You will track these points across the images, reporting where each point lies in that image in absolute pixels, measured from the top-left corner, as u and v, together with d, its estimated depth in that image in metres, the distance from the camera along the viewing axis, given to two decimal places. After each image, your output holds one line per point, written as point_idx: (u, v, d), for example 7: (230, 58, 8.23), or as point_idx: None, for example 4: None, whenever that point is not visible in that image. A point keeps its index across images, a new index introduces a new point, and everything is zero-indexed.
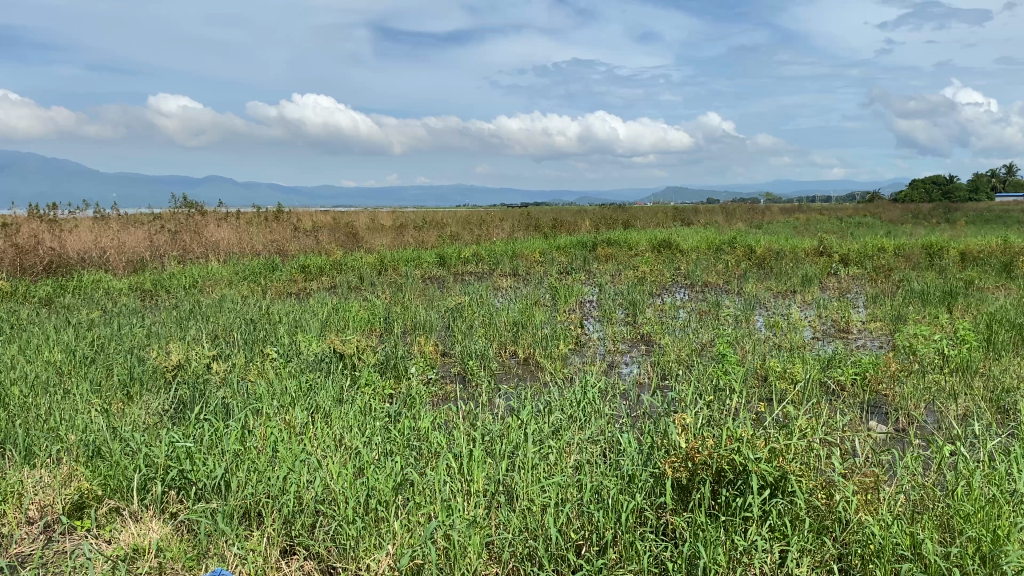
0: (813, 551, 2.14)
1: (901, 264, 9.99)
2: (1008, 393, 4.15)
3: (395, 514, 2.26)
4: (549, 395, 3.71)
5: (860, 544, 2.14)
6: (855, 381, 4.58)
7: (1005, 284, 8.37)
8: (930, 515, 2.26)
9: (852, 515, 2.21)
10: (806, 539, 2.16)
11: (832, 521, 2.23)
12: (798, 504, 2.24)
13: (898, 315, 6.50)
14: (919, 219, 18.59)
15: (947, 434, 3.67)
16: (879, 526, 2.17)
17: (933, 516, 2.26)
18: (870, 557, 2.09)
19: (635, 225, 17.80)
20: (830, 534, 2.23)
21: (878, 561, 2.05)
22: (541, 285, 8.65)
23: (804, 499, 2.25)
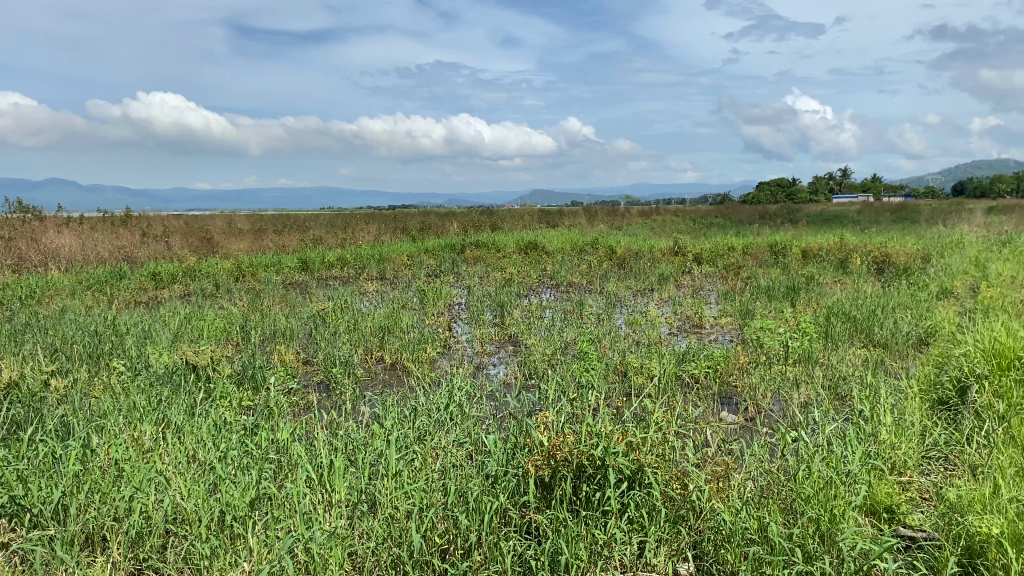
0: (668, 540, 2.24)
1: (749, 262, 10.59)
2: (843, 380, 4.48)
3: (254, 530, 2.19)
4: (415, 400, 3.68)
5: (713, 531, 2.23)
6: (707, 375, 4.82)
7: (841, 280, 9.01)
8: (775, 499, 2.41)
9: (705, 503, 2.32)
10: (662, 529, 2.25)
11: (686, 510, 2.33)
12: (654, 496, 2.32)
13: (747, 311, 6.87)
14: (766, 220, 19.77)
15: (790, 421, 3.92)
16: (729, 512, 2.28)
17: (778, 499, 2.40)
18: (721, 543, 2.18)
19: (502, 227, 17.98)
20: (684, 523, 2.32)
21: (729, 546, 2.14)
22: (408, 288, 8.57)
23: (660, 490, 2.34)
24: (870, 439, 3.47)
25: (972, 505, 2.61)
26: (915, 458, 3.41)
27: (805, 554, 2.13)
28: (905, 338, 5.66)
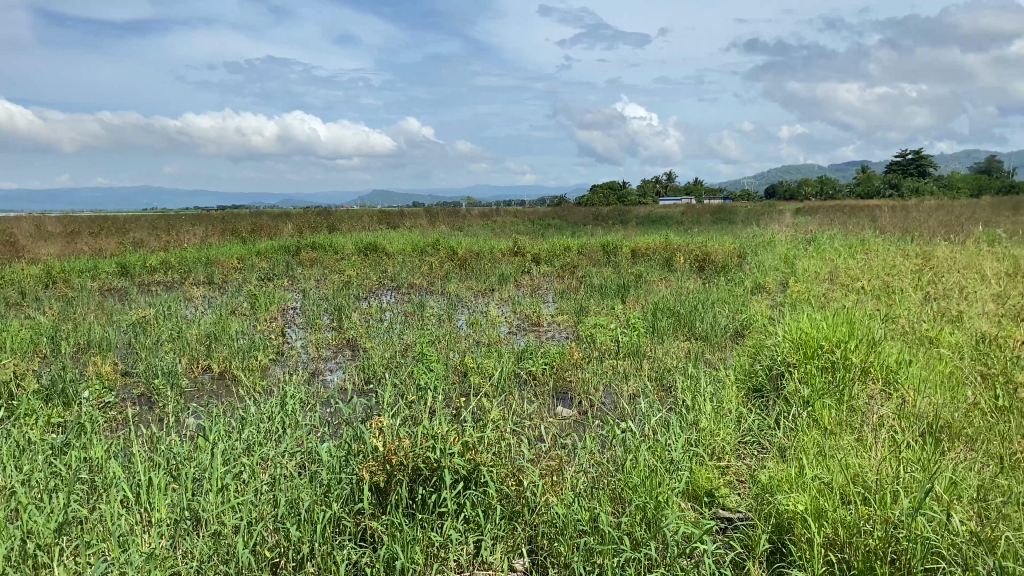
0: (504, 538, 2.25)
1: (584, 261, 10.93)
2: (668, 371, 4.72)
3: (60, 558, 2.00)
4: (244, 409, 3.53)
5: (547, 524, 2.27)
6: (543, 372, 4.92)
7: (668, 277, 9.48)
8: (605, 490, 2.52)
9: (539, 498, 2.37)
10: (498, 526, 2.26)
11: (521, 506, 2.36)
12: (489, 494, 2.34)
13: (581, 308, 7.08)
14: (600, 221, 20.52)
15: (619, 413, 4.08)
16: (561, 505, 2.34)
17: (608, 490, 2.51)
18: (555, 537, 2.22)
19: (340, 228, 17.61)
20: (519, 518, 2.35)
21: (562, 538, 2.19)
22: (239, 292, 8.21)
23: (495, 488, 2.36)
24: (692, 428, 3.66)
25: (779, 486, 2.82)
26: (731, 444, 3.63)
27: (634, 541, 2.22)
28: (724, 330, 6.04)
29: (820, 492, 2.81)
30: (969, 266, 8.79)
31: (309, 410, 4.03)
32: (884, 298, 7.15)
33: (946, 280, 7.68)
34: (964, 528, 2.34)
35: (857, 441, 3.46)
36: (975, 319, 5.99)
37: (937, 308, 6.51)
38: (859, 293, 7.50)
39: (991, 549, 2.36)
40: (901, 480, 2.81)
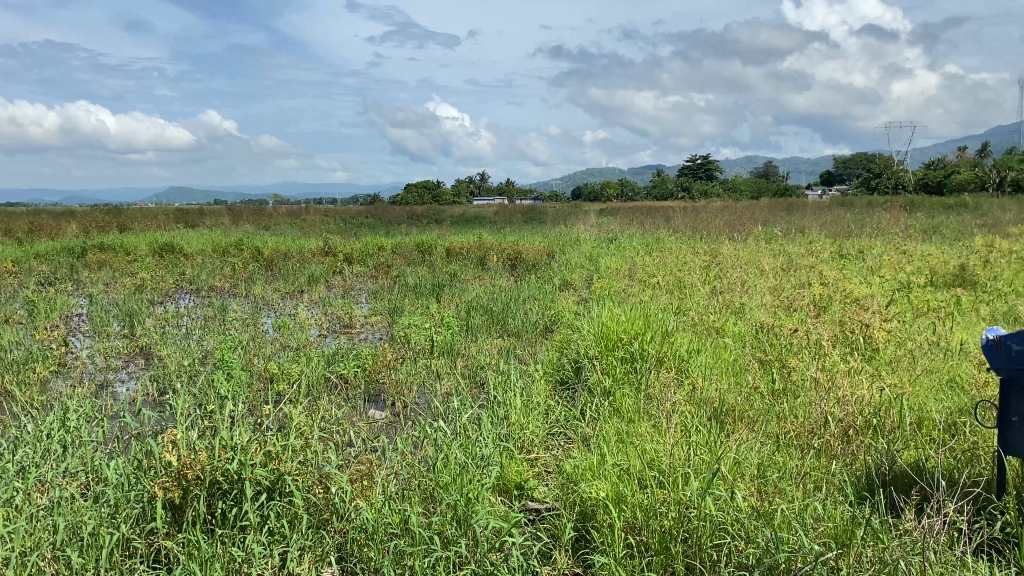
0: (313, 547, 2.15)
1: (398, 261, 10.85)
2: (480, 369, 4.78)
3: None
4: (16, 428, 3.18)
5: (357, 531, 2.21)
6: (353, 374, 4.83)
7: (481, 276, 9.61)
8: (416, 490, 2.55)
9: (348, 503, 2.30)
10: (305, 536, 2.16)
11: (329, 514, 2.29)
12: (295, 504, 2.24)
13: (394, 308, 7.02)
14: (413, 220, 20.48)
15: (432, 413, 4.08)
16: (372, 509, 2.29)
17: (419, 490, 2.56)
18: (365, 542, 2.16)
19: (133, 228, 16.40)
20: (327, 527, 2.28)
21: (372, 543, 2.14)
22: (14, 299, 7.42)
23: (301, 497, 2.27)
24: (501, 423, 3.71)
25: (584, 475, 2.95)
26: (539, 436, 3.72)
27: (444, 540, 2.22)
28: (534, 327, 6.21)
29: (621, 478, 2.94)
30: (751, 262, 9.59)
31: (94, 425, 3.70)
32: (679, 292, 7.63)
33: (731, 274, 8.33)
34: (745, 505, 2.53)
35: (654, 428, 3.66)
36: (756, 309, 6.54)
37: (724, 300, 7.04)
38: (656, 288, 7.96)
39: (768, 521, 2.58)
40: (691, 462, 3.00)
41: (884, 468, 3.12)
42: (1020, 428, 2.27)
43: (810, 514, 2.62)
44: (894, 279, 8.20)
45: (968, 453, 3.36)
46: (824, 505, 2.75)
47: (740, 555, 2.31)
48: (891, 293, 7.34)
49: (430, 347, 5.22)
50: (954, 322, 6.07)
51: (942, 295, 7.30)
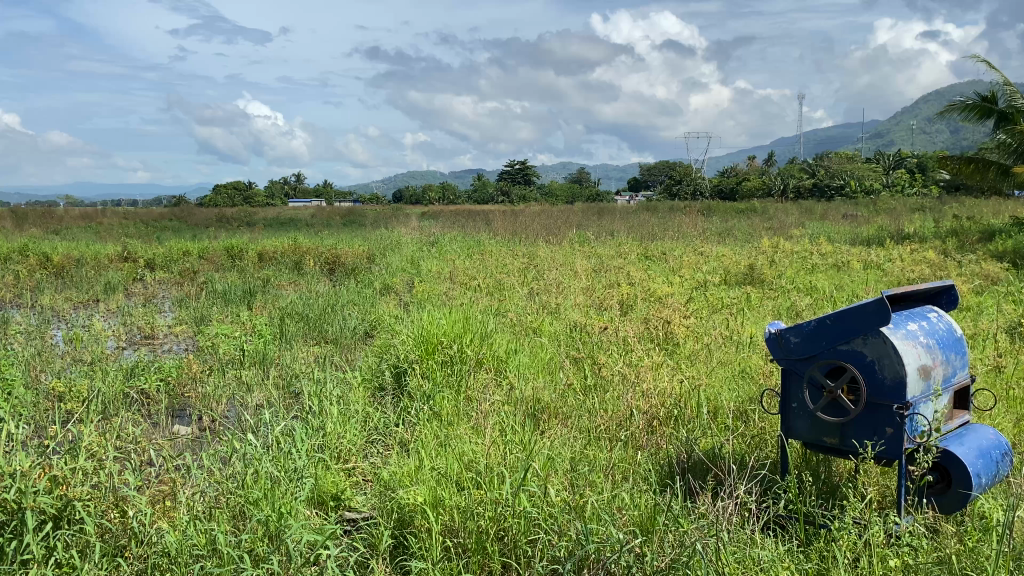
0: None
1: (205, 266, 10.31)
2: (297, 378, 4.64)
3: None
4: None
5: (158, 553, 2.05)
6: (156, 389, 4.52)
7: (296, 281, 9.32)
8: (223, 510, 2.42)
9: (148, 526, 2.13)
10: (99, 565, 1.98)
11: (127, 541, 2.11)
12: (86, 532, 2.06)
13: (201, 317, 6.66)
14: (224, 223, 19.56)
15: (242, 426, 3.90)
16: (175, 532, 2.14)
17: (227, 510, 2.42)
18: (167, 566, 2.02)
19: None
20: (125, 553, 2.10)
21: (176, 566, 2.00)
22: None
23: (93, 524, 2.08)
24: (316, 433, 3.60)
25: (401, 481, 2.92)
26: (357, 444, 3.65)
27: (255, 559, 2.13)
28: (352, 333, 6.10)
29: (438, 482, 2.94)
30: (565, 264, 9.93)
31: None
32: (497, 295, 7.76)
33: (546, 276, 8.58)
34: (558, 499, 2.61)
35: (472, 430, 3.69)
36: (569, 310, 6.78)
37: (540, 301, 7.23)
38: (475, 290, 8.05)
39: (579, 513, 2.67)
40: (506, 461, 3.06)
41: (683, 456, 3.33)
42: (799, 414, 2.52)
43: (618, 504, 2.75)
44: (693, 279, 8.76)
45: (756, 438, 3.65)
46: (630, 495, 2.89)
47: (552, 548, 2.37)
48: (692, 292, 7.83)
49: (241, 357, 5.00)
50: (745, 318, 6.58)
51: (735, 292, 7.89)
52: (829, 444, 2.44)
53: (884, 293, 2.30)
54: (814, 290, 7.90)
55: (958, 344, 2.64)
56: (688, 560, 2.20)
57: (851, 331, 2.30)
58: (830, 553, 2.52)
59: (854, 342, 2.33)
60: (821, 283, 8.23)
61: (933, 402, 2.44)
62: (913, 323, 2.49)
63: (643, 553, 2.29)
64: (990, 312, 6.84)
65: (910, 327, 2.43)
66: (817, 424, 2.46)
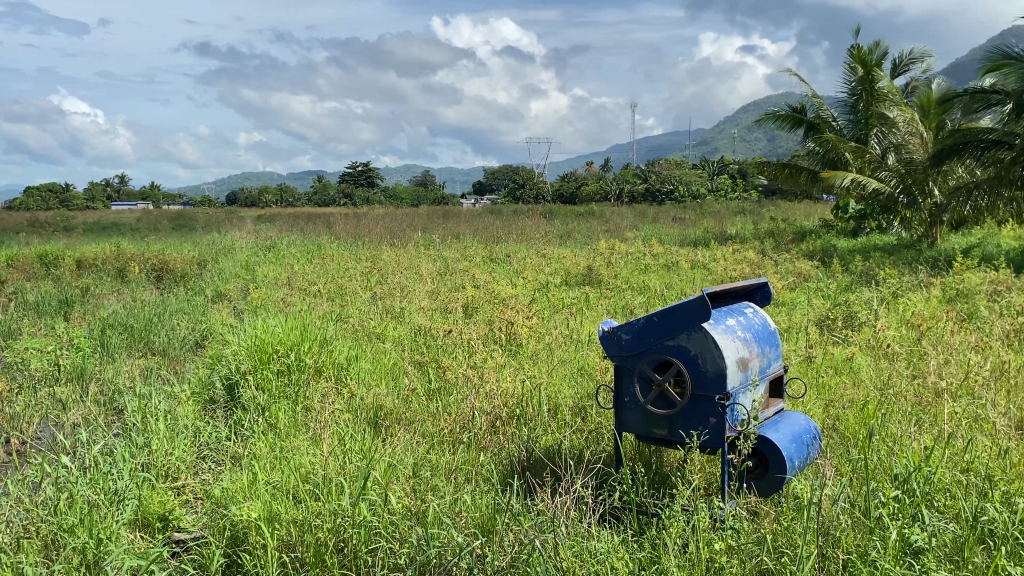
0: None
1: (15, 275, 9.48)
2: (119, 393, 4.33)
3: None
4: None
5: None
6: None
7: (120, 289, 8.74)
8: (34, 539, 2.21)
9: None
10: None
11: None
12: None
13: (9, 330, 6.10)
14: (36, 228, 18.05)
15: (57, 446, 3.60)
16: None
17: (38, 539, 2.21)
18: None
19: None
20: None
21: None
22: None
23: None
24: (139, 451, 3.36)
25: (234, 497, 2.78)
26: (187, 461, 3.45)
27: None
28: (182, 343, 5.78)
29: (274, 496, 2.83)
30: (408, 267, 9.86)
31: None
32: (338, 300, 7.60)
33: (390, 280, 8.49)
34: (399, 506, 2.57)
35: (311, 440, 3.58)
36: (413, 314, 6.73)
37: (383, 305, 7.14)
38: (315, 296, 7.85)
39: (420, 519, 2.64)
40: (345, 471, 2.99)
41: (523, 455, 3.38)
42: (631, 408, 2.62)
43: (459, 507, 2.75)
44: (535, 280, 8.94)
45: (593, 433, 3.77)
46: (473, 497, 2.90)
47: (393, 556, 2.35)
48: (533, 293, 7.99)
49: (56, 373, 4.62)
50: (584, 317, 6.77)
51: (574, 293, 8.12)
52: (659, 435, 2.56)
53: (704, 291, 2.42)
54: (648, 289, 8.25)
55: (773, 338, 2.82)
56: (528, 557, 2.22)
57: (676, 328, 2.40)
58: (661, 540, 2.64)
59: (679, 338, 2.44)
60: (655, 282, 8.61)
61: (750, 391, 2.60)
62: (731, 318, 2.64)
63: (484, 554, 2.29)
64: (803, 307, 7.41)
65: (729, 322, 2.58)
66: (647, 416, 2.57)
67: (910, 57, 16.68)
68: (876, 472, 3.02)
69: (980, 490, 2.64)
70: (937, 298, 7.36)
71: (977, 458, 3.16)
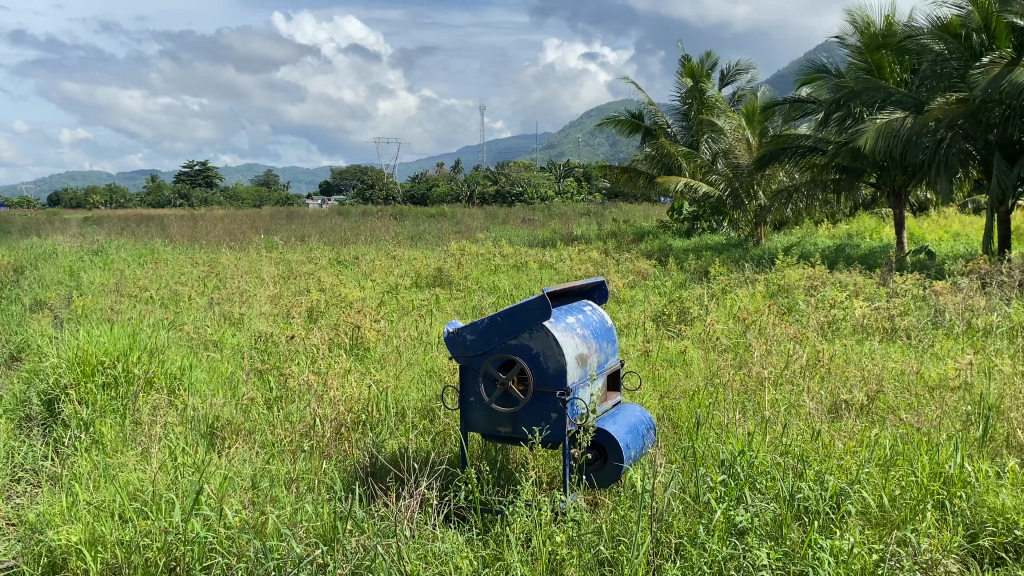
0: None
1: None
2: None
3: None
4: None
5: None
6: None
7: None
8: None
9: None
10: None
11: None
12: None
13: None
14: None
15: None
16: None
17: None
18: None
19: None
20: None
21: None
22: None
23: None
24: None
25: (51, 520, 2.56)
26: None
27: None
28: None
29: (97, 518, 2.65)
30: (250, 271, 9.50)
31: None
32: (172, 306, 7.21)
33: (229, 285, 8.15)
34: (236, 519, 2.47)
35: (140, 454, 3.37)
36: (254, 320, 6.49)
37: (222, 311, 6.84)
38: (146, 303, 7.42)
39: (258, 532, 2.55)
40: (176, 487, 2.84)
41: (367, 460, 3.33)
42: (476, 407, 2.64)
43: (300, 517, 2.68)
44: (383, 283, 8.84)
45: (440, 435, 3.76)
46: (315, 505, 2.83)
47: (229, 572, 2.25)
48: (381, 296, 7.90)
49: None
50: (432, 318, 6.76)
51: (423, 295, 8.09)
52: (503, 433, 2.59)
53: (546, 290, 2.48)
54: (496, 290, 8.35)
55: (609, 334, 2.92)
56: (371, 563, 2.19)
57: (519, 326, 2.45)
58: (504, 536, 2.68)
59: (521, 336, 2.49)
60: (503, 282, 8.74)
61: (588, 386, 2.68)
62: (570, 316, 2.72)
63: (325, 563, 2.24)
64: (641, 304, 7.72)
65: (569, 319, 2.65)
66: (492, 414, 2.60)
67: (736, 68, 17.76)
68: (705, 460, 3.18)
69: (796, 471, 2.82)
70: (762, 294, 7.87)
71: (792, 441, 3.39)
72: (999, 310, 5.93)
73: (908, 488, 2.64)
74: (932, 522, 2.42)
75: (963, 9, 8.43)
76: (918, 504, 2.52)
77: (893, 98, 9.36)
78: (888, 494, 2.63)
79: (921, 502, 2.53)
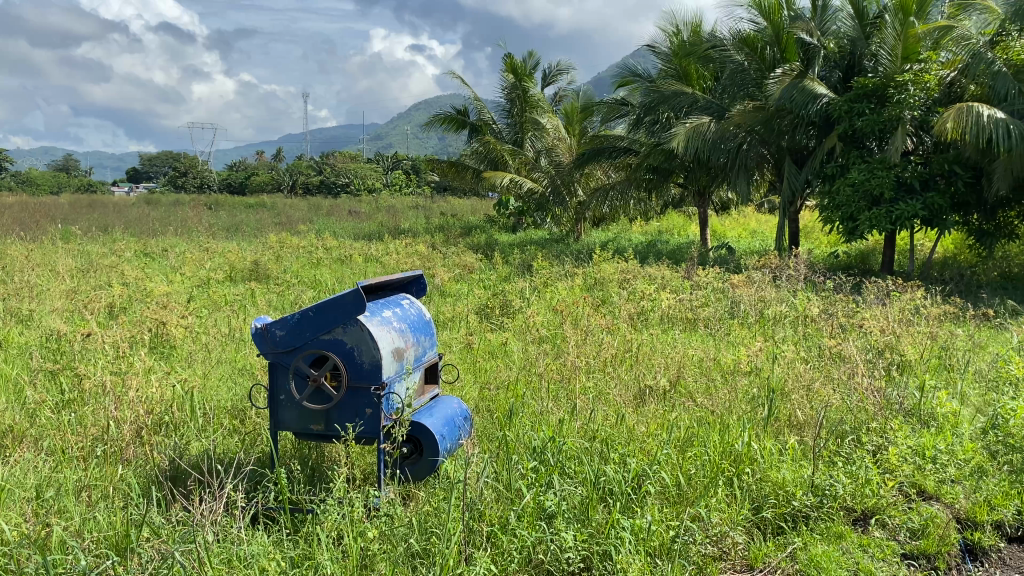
0: None
1: None
2: None
3: None
4: None
5: None
6: None
7: None
8: None
9: None
10: None
11: None
12: None
13: None
14: None
15: None
16: None
17: None
18: None
19: None
20: None
21: None
22: None
23: None
24: None
25: None
26: None
27: None
28: None
29: None
30: (42, 264, 8.71)
31: None
32: None
33: (16, 279, 7.43)
34: (12, 533, 2.25)
35: None
36: (45, 317, 5.96)
37: (7, 307, 6.23)
38: None
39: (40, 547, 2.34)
40: None
41: (168, 463, 3.14)
42: (286, 405, 2.54)
43: (87, 527, 2.49)
44: (194, 277, 8.38)
45: (250, 435, 3.62)
46: (106, 513, 2.64)
47: None
48: (191, 290, 7.49)
49: None
50: (246, 314, 6.48)
51: (237, 289, 7.74)
52: (316, 431, 2.53)
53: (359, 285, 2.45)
54: (316, 284, 8.13)
55: (427, 327, 2.93)
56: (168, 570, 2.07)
57: (332, 322, 2.40)
58: (313, 533, 2.61)
59: (334, 331, 2.44)
60: (325, 276, 8.52)
61: (404, 380, 2.68)
62: (386, 309, 2.69)
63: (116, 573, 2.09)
64: (463, 298, 7.78)
65: (385, 314, 2.63)
66: (304, 412, 2.52)
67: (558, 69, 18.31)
68: (517, 446, 3.24)
69: (601, 454, 2.93)
70: (579, 287, 8.15)
71: (599, 426, 3.55)
72: (787, 301, 6.46)
73: (702, 466, 2.80)
74: (722, 497, 2.60)
75: (758, 24, 9.12)
76: (710, 481, 2.69)
77: (699, 104, 10.03)
78: (683, 472, 2.77)
79: (714, 479, 2.70)
